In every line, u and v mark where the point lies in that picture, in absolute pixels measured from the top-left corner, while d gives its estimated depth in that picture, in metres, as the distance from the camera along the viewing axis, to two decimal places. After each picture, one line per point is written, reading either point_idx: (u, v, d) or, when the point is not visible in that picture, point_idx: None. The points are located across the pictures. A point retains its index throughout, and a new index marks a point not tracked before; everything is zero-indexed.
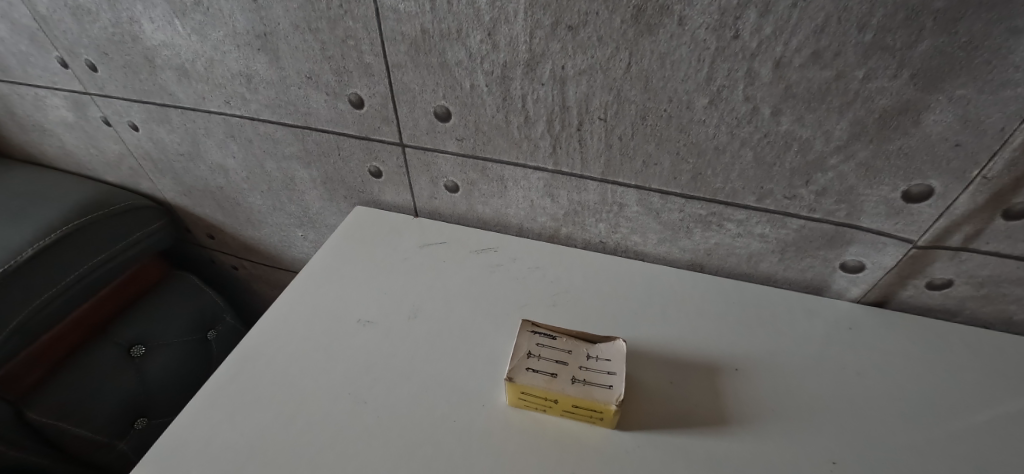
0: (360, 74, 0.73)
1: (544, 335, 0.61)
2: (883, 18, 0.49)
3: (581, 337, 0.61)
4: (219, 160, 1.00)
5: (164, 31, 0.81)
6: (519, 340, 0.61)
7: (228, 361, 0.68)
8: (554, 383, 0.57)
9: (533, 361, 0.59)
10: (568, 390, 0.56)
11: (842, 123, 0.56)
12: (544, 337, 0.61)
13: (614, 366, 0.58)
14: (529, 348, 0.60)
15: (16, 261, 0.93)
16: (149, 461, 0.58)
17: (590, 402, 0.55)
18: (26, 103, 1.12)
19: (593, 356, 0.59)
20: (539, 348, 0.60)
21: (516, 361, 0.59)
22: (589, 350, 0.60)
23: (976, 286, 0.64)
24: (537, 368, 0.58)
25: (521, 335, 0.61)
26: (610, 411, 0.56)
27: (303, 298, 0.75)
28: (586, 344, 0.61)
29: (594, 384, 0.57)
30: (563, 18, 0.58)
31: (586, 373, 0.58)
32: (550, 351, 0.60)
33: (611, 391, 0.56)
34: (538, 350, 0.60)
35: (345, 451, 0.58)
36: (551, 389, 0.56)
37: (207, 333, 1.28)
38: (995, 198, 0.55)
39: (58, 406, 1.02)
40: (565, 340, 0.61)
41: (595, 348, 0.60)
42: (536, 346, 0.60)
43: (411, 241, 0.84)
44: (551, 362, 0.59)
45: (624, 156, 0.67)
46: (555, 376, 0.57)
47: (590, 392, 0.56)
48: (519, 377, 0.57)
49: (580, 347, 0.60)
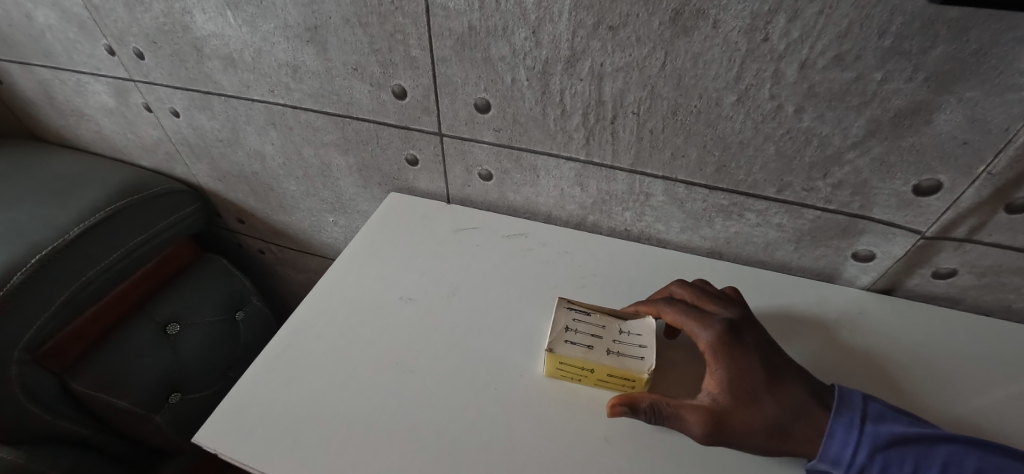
0: (405, 67, 0.77)
1: (579, 311, 0.66)
2: (901, 26, 0.53)
3: (613, 314, 0.66)
4: (257, 146, 1.05)
5: (216, 22, 0.86)
6: (556, 315, 0.65)
7: (280, 332, 0.73)
8: (591, 354, 0.62)
9: (570, 334, 0.64)
10: (605, 361, 0.61)
11: (859, 121, 0.61)
12: (579, 313, 0.66)
13: (646, 341, 0.63)
14: (566, 323, 0.65)
15: (63, 240, 0.98)
16: (215, 423, 0.63)
17: (624, 371, 0.61)
18: (68, 89, 1.16)
19: (625, 331, 0.64)
20: (575, 323, 0.65)
21: (554, 334, 0.63)
22: (621, 326, 0.65)
23: (978, 276, 0.69)
24: (574, 341, 0.63)
25: (558, 310, 0.66)
26: (642, 382, 0.61)
27: (346, 276, 0.80)
28: (617, 320, 0.66)
29: (627, 356, 0.62)
30: (604, 19, 0.62)
31: (620, 346, 0.63)
32: (585, 326, 0.65)
33: (643, 362, 0.61)
34: (574, 324, 0.65)
35: (395, 414, 0.63)
36: (588, 359, 0.61)
37: (235, 314, 1.34)
38: (998, 193, 0.60)
39: (101, 379, 1.07)
40: (598, 316, 0.66)
41: (626, 324, 0.65)
42: (572, 321, 0.65)
43: (445, 226, 0.89)
44: (587, 335, 0.64)
45: (653, 148, 0.72)
46: (592, 349, 0.62)
47: (624, 363, 0.61)
48: (559, 348, 0.62)
49: (613, 323, 0.65)
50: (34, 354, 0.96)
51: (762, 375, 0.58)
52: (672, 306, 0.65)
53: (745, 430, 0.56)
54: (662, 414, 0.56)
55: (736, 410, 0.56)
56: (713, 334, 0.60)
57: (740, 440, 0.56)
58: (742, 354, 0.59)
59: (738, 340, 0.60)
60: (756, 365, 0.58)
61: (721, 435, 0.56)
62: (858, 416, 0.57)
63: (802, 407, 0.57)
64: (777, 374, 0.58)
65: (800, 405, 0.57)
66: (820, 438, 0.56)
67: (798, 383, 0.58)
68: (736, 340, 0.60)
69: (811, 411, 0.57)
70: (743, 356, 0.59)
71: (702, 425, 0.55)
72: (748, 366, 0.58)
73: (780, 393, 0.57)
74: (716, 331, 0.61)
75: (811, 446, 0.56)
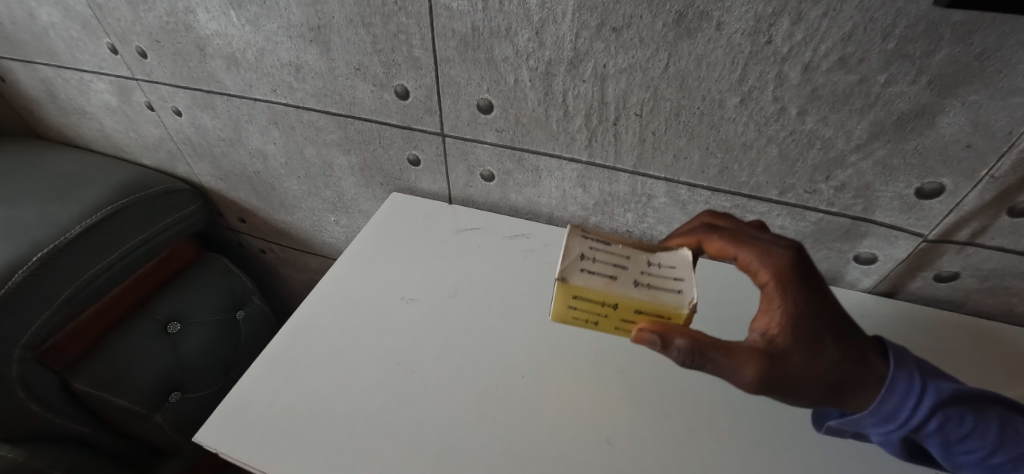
0: (408, 67, 0.77)
1: (596, 239, 0.49)
2: (905, 29, 0.53)
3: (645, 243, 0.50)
4: (259, 146, 1.05)
5: (219, 21, 0.86)
6: (568, 242, 0.48)
7: (282, 331, 0.73)
8: (612, 287, 0.46)
9: (587, 264, 0.47)
10: (631, 295, 0.46)
11: (862, 123, 0.61)
12: (596, 240, 0.49)
13: (683, 273, 0.48)
14: (582, 251, 0.48)
15: (65, 238, 0.98)
16: (215, 422, 0.63)
17: (657, 307, 0.46)
18: (71, 87, 1.16)
19: (658, 260, 0.48)
20: (594, 252, 0.48)
21: (566, 263, 0.47)
22: (652, 255, 0.49)
23: (980, 279, 0.69)
24: (592, 271, 0.47)
25: (571, 238, 0.48)
26: (680, 321, 0.47)
27: (348, 276, 0.80)
28: (648, 249, 0.49)
29: (661, 289, 0.47)
30: (608, 20, 0.62)
31: (650, 278, 0.47)
32: (608, 257, 0.48)
33: (683, 295, 0.46)
34: (591, 253, 0.48)
35: (396, 415, 0.63)
36: (609, 295, 0.46)
37: (236, 313, 1.34)
38: (1001, 197, 0.60)
39: (101, 378, 1.06)
40: (625, 245, 0.49)
41: (659, 253, 0.49)
42: (588, 250, 0.48)
43: (447, 226, 0.89)
44: (609, 266, 0.48)
45: (656, 150, 0.72)
46: (614, 281, 0.47)
47: (658, 297, 0.46)
48: (570, 281, 0.46)
49: (642, 251, 0.49)
50: (34, 352, 0.96)
51: (825, 314, 0.48)
52: (722, 235, 0.52)
53: (799, 377, 0.47)
54: (710, 359, 0.45)
55: (794, 355, 0.47)
56: (775, 264, 0.49)
57: (792, 392, 0.47)
58: (805, 290, 0.48)
59: (805, 274, 0.49)
60: (818, 305, 0.48)
61: (772, 383, 0.46)
62: (927, 412, 0.47)
63: (864, 357, 0.48)
64: (841, 314, 0.50)
65: (860, 353, 0.48)
66: (879, 391, 0.48)
67: (858, 330, 0.50)
68: (801, 274, 0.49)
69: (869, 359, 0.48)
70: (807, 293, 0.48)
71: (755, 371, 0.46)
72: (810, 303, 0.48)
73: (839, 337, 0.48)
74: (778, 262, 0.49)
75: (864, 400, 0.48)
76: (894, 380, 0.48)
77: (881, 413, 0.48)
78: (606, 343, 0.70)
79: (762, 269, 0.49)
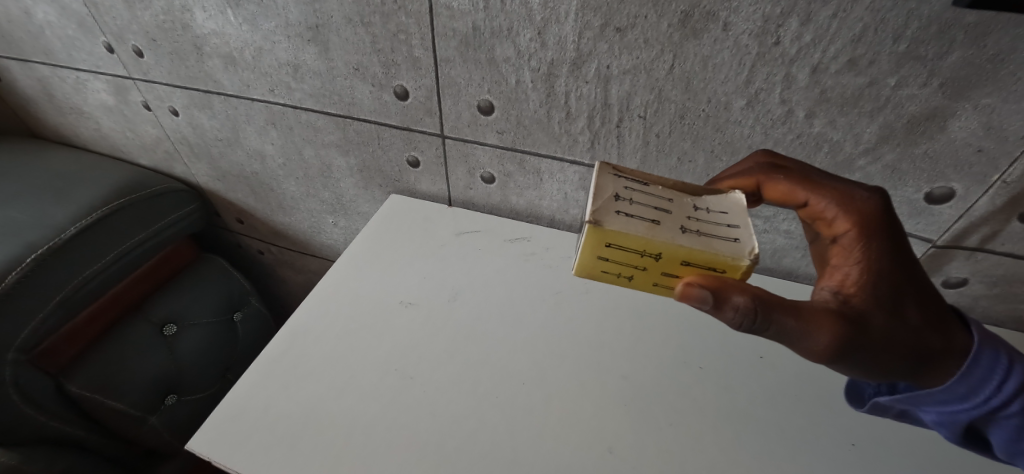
0: (408, 67, 0.76)
1: (633, 180, 0.50)
2: (917, 30, 0.52)
3: (680, 187, 0.51)
4: (257, 146, 1.04)
5: (216, 20, 0.85)
6: (602, 181, 0.48)
7: (278, 336, 0.71)
8: (657, 231, 0.46)
9: (623, 204, 0.47)
10: (682, 241, 0.46)
11: (871, 127, 0.60)
12: (633, 182, 0.50)
13: (733, 219, 0.49)
14: (616, 191, 0.48)
15: (59, 239, 0.96)
16: (210, 428, 0.62)
17: (710, 254, 0.46)
18: (67, 86, 1.15)
19: (702, 207, 0.50)
20: (629, 192, 0.48)
21: (603, 203, 0.47)
22: (694, 201, 0.50)
23: (989, 285, 0.68)
24: (631, 213, 0.47)
25: (603, 176, 0.49)
26: (737, 271, 0.47)
27: (346, 279, 0.79)
28: (689, 195, 0.51)
29: (712, 236, 0.47)
30: (612, 21, 0.61)
31: (698, 224, 0.48)
32: (643, 197, 0.49)
33: (740, 244, 0.47)
34: (629, 193, 0.48)
35: (395, 421, 0.62)
36: (655, 239, 0.45)
37: (233, 315, 1.33)
38: (1012, 202, 0.59)
39: (96, 380, 1.05)
40: (659, 188, 0.50)
41: (702, 200, 0.50)
42: (625, 190, 0.48)
43: (446, 229, 0.88)
44: (647, 208, 0.48)
45: (659, 153, 0.71)
46: (658, 224, 0.47)
47: (710, 245, 0.46)
48: (611, 224, 0.46)
49: (682, 198, 0.50)
50: (29, 355, 0.94)
51: (903, 271, 0.48)
52: (790, 178, 0.52)
53: (878, 336, 0.46)
54: (778, 318, 0.45)
55: (871, 313, 0.47)
56: (858, 211, 0.49)
57: (870, 354, 0.47)
58: (885, 239, 0.49)
59: (888, 222, 0.49)
60: (897, 256, 0.49)
61: (850, 345, 0.46)
62: (1014, 392, 0.47)
63: (944, 326, 0.49)
64: (920, 277, 0.49)
65: (936, 316, 0.49)
66: (961, 363, 0.48)
67: (936, 295, 0.50)
68: (881, 222, 0.49)
69: (948, 328, 0.49)
70: (886, 244, 0.49)
71: (830, 332, 0.45)
72: (889, 256, 0.48)
73: (917, 299, 0.48)
74: (857, 209, 0.50)
75: (938, 367, 0.48)
76: (976, 351, 0.48)
77: (962, 388, 0.48)
78: (607, 349, 0.69)
79: (840, 217, 0.50)
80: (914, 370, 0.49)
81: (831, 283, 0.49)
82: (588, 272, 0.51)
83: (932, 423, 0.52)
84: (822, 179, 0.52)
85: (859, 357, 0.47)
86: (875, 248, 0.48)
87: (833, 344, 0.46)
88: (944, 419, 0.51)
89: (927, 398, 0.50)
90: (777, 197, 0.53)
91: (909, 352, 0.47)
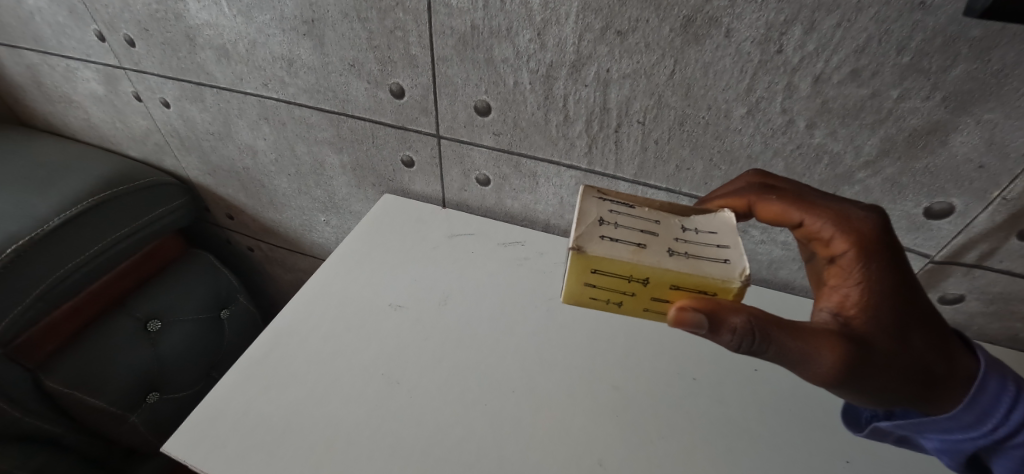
0: (404, 64, 0.75)
1: (617, 203, 0.49)
2: (921, 42, 0.51)
3: (667, 209, 0.50)
4: (249, 141, 1.02)
5: (209, 12, 0.83)
6: (585, 206, 0.47)
7: (261, 337, 0.69)
8: (643, 255, 0.45)
9: (607, 228, 0.46)
10: (669, 264, 0.45)
11: (872, 139, 0.59)
12: (618, 205, 0.49)
13: (722, 239, 0.48)
14: (600, 215, 0.47)
15: (41, 231, 0.94)
16: (186, 431, 0.60)
17: (700, 277, 0.45)
18: (56, 75, 1.12)
19: (691, 229, 0.48)
20: (614, 216, 0.48)
21: (586, 228, 0.46)
22: (682, 223, 0.49)
23: (986, 303, 0.67)
24: (616, 237, 0.46)
25: (587, 200, 0.48)
26: (729, 293, 0.45)
27: (333, 281, 0.77)
28: (676, 217, 0.49)
29: (701, 257, 0.46)
30: (613, 23, 0.60)
31: (686, 246, 0.47)
32: (628, 220, 0.48)
33: (730, 265, 0.45)
34: (613, 218, 0.47)
35: (379, 430, 0.60)
36: (640, 263, 0.44)
37: (220, 312, 1.31)
38: (1012, 219, 0.59)
39: (75, 376, 1.02)
40: (645, 210, 0.49)
41: (690, 221, 0.49)
42: (610, 214, 0.48)
43: (439, 231, 0.86)
44: (633, 231, 0.47)
45: (658, 159, 0.70)
46: (644, 248, 0.45)
47: (699, 267, 0.45)
48: (593, 248, 0.45)
49: (670, 220, 0.49)
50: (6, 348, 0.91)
51: (906, 292, 0.47)
52: (783, 198, 0.51)
53: (880, 359, 0.46)
54: (777, 340, 0.44)
55: (872, 336, 0.46)
56: (856, 232, 0.48)
57: (871, 379, 0.46)
58: (885, 260, 0.47)
59: (887, 242, 0.48)
60: (900, 278, 0.47)
61: (852, 369, 0.45)
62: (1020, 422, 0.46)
63: (949, 350, 0.48)
64: (923, 299, 0.48)
65: (940, 340, 0.48)
66: (966, 389, 0.47)
67: (938, 319, 0.49)
68: (880, 244, 0.48)
69: (952, 352, 0.48)
70: (887, 265, 0.47)
71: (832, 355, 0.44)
72: (889, 278, 0.47)
73: (919, 323, 0.47)
74: (855, 230, 0.48)
75: (941, 392, 0.48)
76: (981, 379, 0.47)
77: (968, 416, 0.48)
78: (600, 359, 0.67)
79: (837, 237, 0.48)
80: (917, 395, 0.48)
81: (830, 304, 0.48)
82: (577, 299, 0.49)
83: (934, 451, 0.52)
84: (817, 198, 0.50)
85: (860, 381, 0.46)
86: (875, 268, 0.47)
87: (834, 368, 0.44)
88: (947, 447, 0.50)
89: (932, 426, 0.49)
90: (770, 217, 0.51)
91: (911, 378, 0.47)
